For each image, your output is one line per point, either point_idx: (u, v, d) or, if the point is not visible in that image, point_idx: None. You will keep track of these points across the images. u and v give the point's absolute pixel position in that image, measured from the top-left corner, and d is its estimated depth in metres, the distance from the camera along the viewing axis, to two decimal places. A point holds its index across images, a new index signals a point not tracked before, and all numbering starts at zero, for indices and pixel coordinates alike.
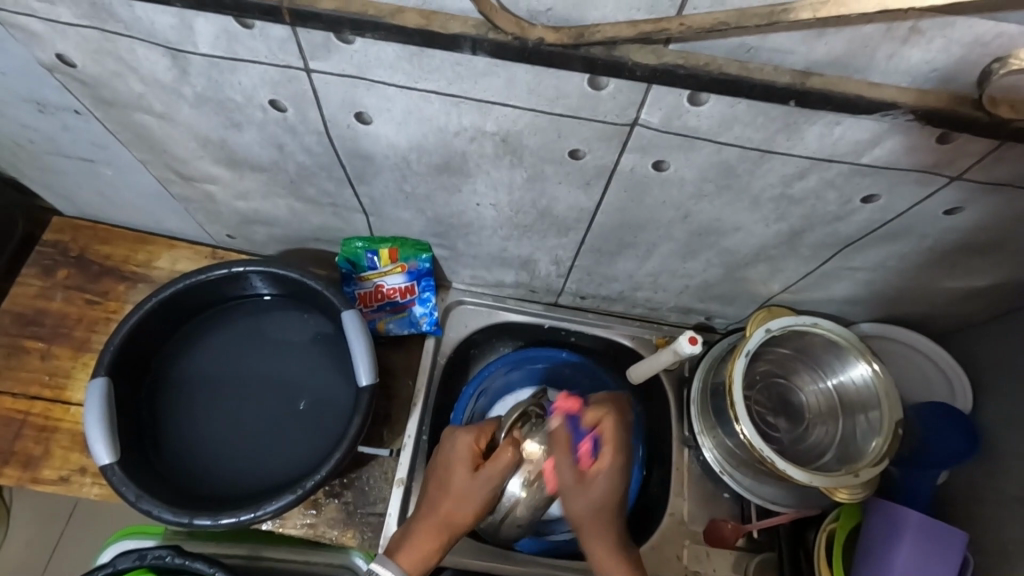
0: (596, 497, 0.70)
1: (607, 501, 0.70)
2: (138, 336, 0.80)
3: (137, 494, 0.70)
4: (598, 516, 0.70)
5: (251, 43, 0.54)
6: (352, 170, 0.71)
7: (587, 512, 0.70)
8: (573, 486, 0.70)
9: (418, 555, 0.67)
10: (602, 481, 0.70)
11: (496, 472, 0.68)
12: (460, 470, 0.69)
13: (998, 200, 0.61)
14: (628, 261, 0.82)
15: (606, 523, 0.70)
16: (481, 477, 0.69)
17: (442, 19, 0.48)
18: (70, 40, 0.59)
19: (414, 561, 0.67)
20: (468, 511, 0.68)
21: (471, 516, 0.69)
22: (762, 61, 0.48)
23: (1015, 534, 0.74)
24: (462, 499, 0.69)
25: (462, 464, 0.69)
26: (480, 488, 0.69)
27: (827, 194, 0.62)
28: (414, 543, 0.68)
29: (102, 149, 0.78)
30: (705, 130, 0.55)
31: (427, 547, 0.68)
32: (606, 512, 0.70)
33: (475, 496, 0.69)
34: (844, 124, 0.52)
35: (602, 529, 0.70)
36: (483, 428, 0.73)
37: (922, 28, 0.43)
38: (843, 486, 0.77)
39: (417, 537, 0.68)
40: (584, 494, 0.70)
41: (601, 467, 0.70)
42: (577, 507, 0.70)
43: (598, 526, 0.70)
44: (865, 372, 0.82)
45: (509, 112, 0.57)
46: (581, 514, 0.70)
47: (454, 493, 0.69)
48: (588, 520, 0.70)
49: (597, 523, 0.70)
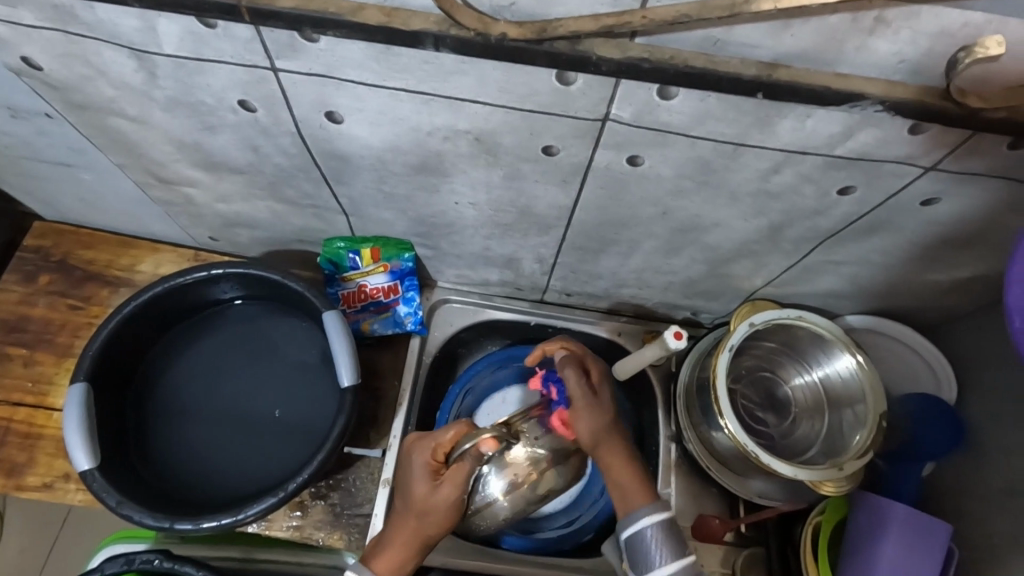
0: (602, 416, 0.73)
1: (609, 422, 0.73)
2: (117, 341, 0.79)
3: (117, 499, 0.70)
4: (605, 434, 0.73)
5: (216, 43, 0.53)
6: (329, 171, 0.70)
7: (597, 428, 0.72)
8: (587, 401, 0.72)
9: (393, 562, 0.69)
10: (604, 402, 0.74)
11: (454, 485, 0.68)
12: (420, 485, 0.69)
13: (976, 191, 0.60)
14: (611, 258, 0.82)
15: (610, 440, 0.73)
16: (439, 488, 0.69)
17: (404, 16, 0.48)
18: (35, 43, 0.58)
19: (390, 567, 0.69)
20: (439, 518, 0.69)
21: (439, 523, 0.69)
22: (729, 54, 0.47)
23: (1000, 526, 0.74)
24: (425, 511, 0.69)
25: (422, 478, 0.69)
26: (445, 494, 0.68)
27: (805, 188, 0.62)
28: (388, 552, 0.69)
29: (77, 153, 0.77)
30: (678, 125, 0.55)
31: (401, 556, 0.69)
32: (613, 432, 0.73)
33: (438, 508, 0.68)
34: (817, 116, 0.52)
35: (611, 445, 0.73)
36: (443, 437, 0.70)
37: (888, 18, 0.43)
38: (828, 480, 0.77)
39: (389, 548, 0.69)
40: (591, 416, 0.72)
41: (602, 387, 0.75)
42: (590, 428, 0.72)
43: (609, 444, 0.73)
44: (850, 365, 0.82)
45: (481, 110, 0.56)
46: (593, 431, 0.72)
47: (417, 508, 0.69)
48: (599, 438, 0.72)
49: (606, 439, 0.73)
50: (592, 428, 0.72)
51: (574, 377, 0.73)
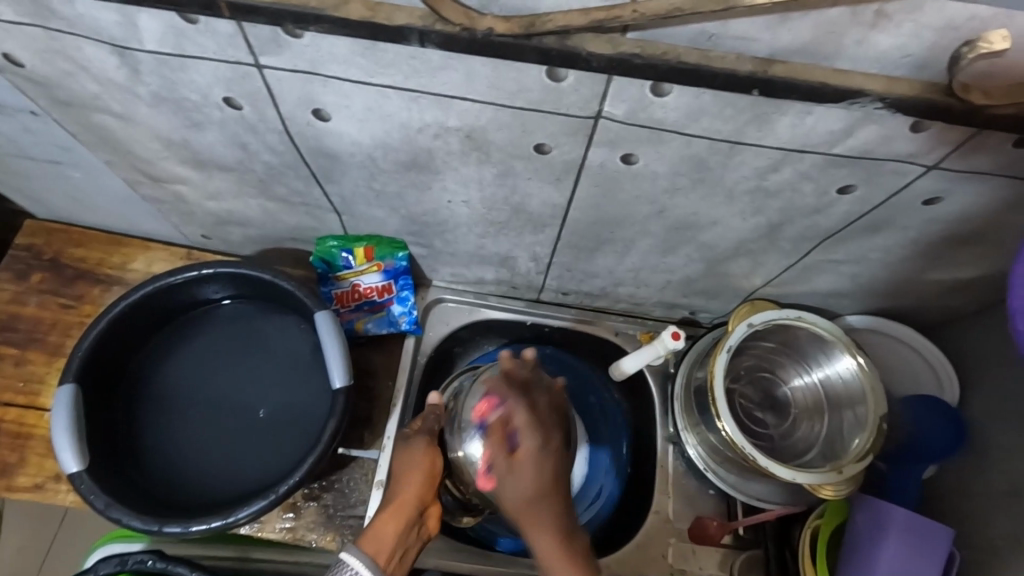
0: (525, 484, 0.59)
1: (542, 487, 0.59)
2: (108, 342, 0.78)
3: (106, 502, 0.69)
4: (536, 500, 0.59)
5: (198, 39, 0.52)
6: (318, 168, 0.69)
7: (522, 500, 0.59)
8: (505, 470, 0.59)
9: (379, 538, 0.65)
10: (541, 457, 0.59)
11: (430, 430, 0.73)
12: (399, 450, 0.72)
13: (979, 190, 0.59)
14: (607, 257, 0.81)
15: (536, 516, 0.60)
16: (414, 438, 0.72)
17: (388, 11, 0.46)
18: (16, 40, 0.57)
19: (377, 544, 0.64)
20: (421, 470, 0.70)
21: (418, 481, 0.69)
22: (725, 49, 0.46)
23: (1002, 529, 0.72)
24: (407, 470, 0.70)
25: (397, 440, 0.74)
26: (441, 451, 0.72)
27: (803, 186, 0.60)
28: (374, 528, 0.66)
29: (65, 150, 0.76)
30: (673, 122, 0.53)
31: (385, 525, 0.66)
32: (545, 501, 0.59)
33: (417, 456, 0.71)
34: (815, 113, 0.50)
35: (539, 519, 0.60)
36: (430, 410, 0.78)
37: (889, 12, 0.41)
38: (828, 483, 0.76)
39: (377, 522, 0.66)
40: (515, 484, 0.59)
41: (529, 446, 0.59)
42: (513, 495, 0.59)
43: (534, 519, 0.60)
44: (851, 367, 0.81)
45: (470, 107, 0.55)
46: (515, 506, 0.60)
47: (401, 472, 0.70)
48: (526, 506, 0.59)
49: (531, 512, 0.60)
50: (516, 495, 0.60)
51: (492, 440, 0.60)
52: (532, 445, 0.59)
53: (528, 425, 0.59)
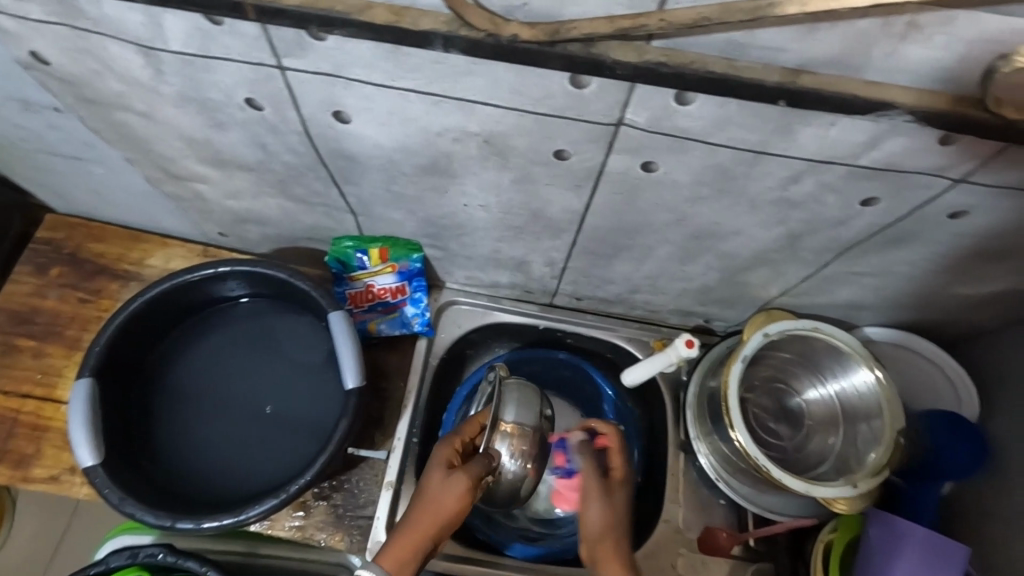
0: (605, 526, 0.72)
1: (607, 522, 0.72)
2: (124, 337, 0.79)
3: (119, 497, 0.70)
4: (607, 537, 0.72)
5: (223, 40, 0.53)
6: (338, 170, 0.69)
7: (601, 537, 0.72)
8: (603, 497, 0.74)
9: (396, 555, 0.64)
10: (615, 489, 0.75)
11: (472, 473, 0.69)
12: (433, 475, 0.68)
13: (1007, 204, 0.58)
14: (622, 263, 0.80)
15: (609, 551, 0.71)
16: (458, 474, 0.68)
17: (412, 15, 0.46)
18: (44, 38, 0.58)
19: (396, 563, 0.64)
20: (439, 498, 0.67)
21: (449, 513, 0.66)
22: (750, 59, 0.45)
23: (1022, 551, 0.71)
24: (437, 498, 0.67)
25: (437, 465, 0.69)
26: (456, 480, 0.68)
27: (827, 198, 0.59)
28: (392, 545, 0.65)
29: (88, 147, 0.77)
30: (696, 131, 0.53)
31: (407, 548, 0.65)
32: (613, 534, 0.73)
33: (454, 491, 0.67)
34: (841, 124, 0.49)
35: (610, 554, 0.71)
36: (456, 433, 0.74)
37: (921, 23, 0.40)
38: (841, 497, 0.75)
39: (398, 540, 0.65)
40: (599, 512, 0.73)
41: (620, 490, 0.75)
42: (597, 519, 0.73)
43: (609, 548, 0.72)
44: (869, 379, 0.80)
45: (491, 112, 0.55)
46: (594, 533, 0.73)
47: (430, 495, 0.67)
48: (598, 538, 0.72)
49: (607, 548, 0.71)
50: (601, 519, 0.73)
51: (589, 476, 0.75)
52: (618, 494, 0.75)
53: (617, 458, 0.76)
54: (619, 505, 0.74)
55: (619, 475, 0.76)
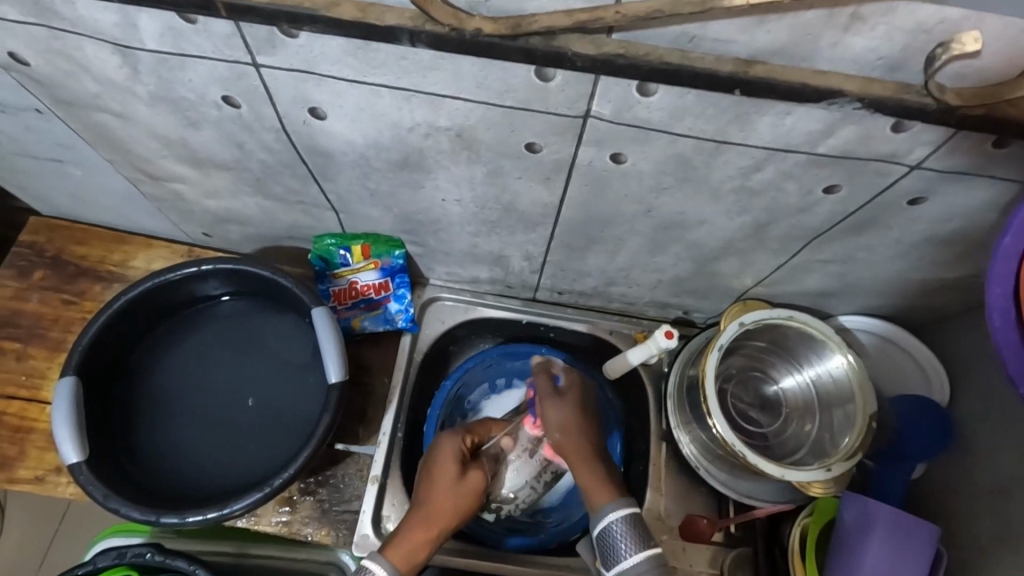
0: (567, 423, 0.76)
1: (574, 420, 0.76)
2: (107, 336, 0.80)
3: (104, 493, 0.70)
4: (573, 436, 0.75)
5: (196, 39, 0.54)
6: (315, 167, 0.70)
7: (566, 435, 0.75)
8: (552, 402, 0.77)
9: (408, 550, 0.67)
10: (574, 391, 0.79)
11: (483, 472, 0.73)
12: (449, 470, 0.71)
13: (960, 190, 0.60)
14: (598, 256, 0.82)
15: (585, 450, 0.74)
16: (473, 472, 0.72)
17: (378, 11, 0.48)
18: (19, 39, 0.59)
19: (406, 558, 0.67)
20: (455, 494, 0.71)
21: (460, 510, 0.71)
22: (705, 50, 0.47)
23: (989, 528, 0.73)
24: (451, 494, 0.70)
25: (452, 461, 0.72)
26: (472, 480, 0.72)
27: (789, 186, 0.61)
28: (403, 539, 0.68)
29: (67, 148, 0.78)
30: (657, 122, 0.55)
31: (420, 543, 0.68)
32: (579, 432, 0.76)
33: (468, 490, 0.71)
34: (796, 113, 0.51)
35: (579, 448, 0.74)
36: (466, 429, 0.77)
37: (863, 14, 0.42)
38: (816, 481, 0.77)
39: (410, 535, 0.68)
40: (563, 408, 0.77)
41: (568, 390, 0.79)
42: (558, 416, 0.76)
43: (576, 448, 0.74)
44: (841, 365, 0.82)
45: (460, 106, 0.56)
46: (558, 429, 0.76)
47: (444, 490, 0.70)
48: (564, 439, 0.75)
49: (572, 439, 0.75)
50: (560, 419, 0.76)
51: (541, 393, 0.78)
52: (563, 395, 0.78)
53: (558, 391, 0.78)
54: (578, 400, 0.78)
55: (563, 391, 0.78)
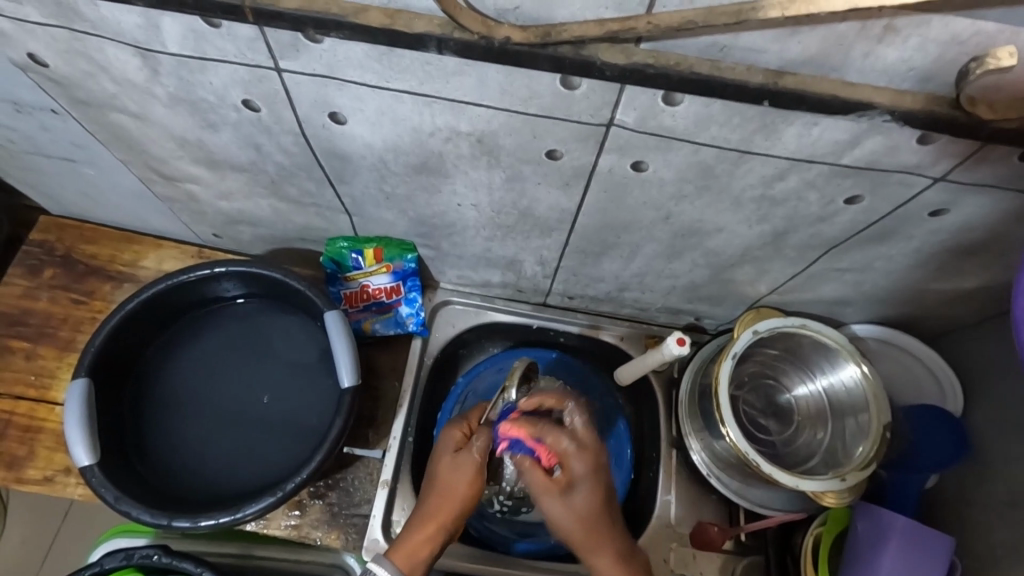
0: (583, 516, 0.68)
1: (595, 514, 0.69)
2: (119, 337, 0.79)
3: (116, 495, 0.70)
4: (588, 527, 0.68)
5: (218, 42, 0.54)
6: (331, 170, 0.70)
7: (582, 531, 0.69)
8: (557, 504, 0.68)
9: (412, 551, 0.68)
10: (583, 487, 0.68)
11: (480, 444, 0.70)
12: (444, 458, 0.71)
13: (983, 201, 0.59)
14: (613, 262, 0.81)
15: (600, 540, 0.69)
16: (466, 455, 0.70)
17: (406, 17, 0.48)
18: (40, 40, 0.58)
19: (409, 559, 0.68)
20: (456, 480, 0.70)
21: (464, 495, 0.70)
22: (735, 60, 0.47)
23: (1004, 539, 0.73)
24: (452, 483, 0.70)
25: (448, 448, 0.72)
26: (469, 462, 0.70)
27: (810, 196, 0.61)
28: (407, 540, 0.68)
29: (82, 148, 0.77)
30: (681, 131, 0.54)
31: (418, 541, 0.68)
32: (598, 525, 0.69)
33: (463, 475, 0.70)
34: (823, 124, 0.51)
35: (595, 542, 0.69)
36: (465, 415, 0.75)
37: (897, 26, 0.42)
38: (830, 491, 0.76)
39: (409, 534, 0.69)
40: (585, 498, 0.68)
41: (576, 472, 0.68)
42: (567, 521, 0.68)
43: (595, 544, 0.69)
44: (855, 374, 0.81)
45: (483, 112, 0.56)
46: (576, 523, 0.68)
47: (441, 481, 0.70)
48: (578, 534, 0.69)
49: (588, 536, 0.68)
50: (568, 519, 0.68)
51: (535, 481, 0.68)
52: (581, 469, 0.68)
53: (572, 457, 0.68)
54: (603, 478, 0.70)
55: (572, 478, 0.68)
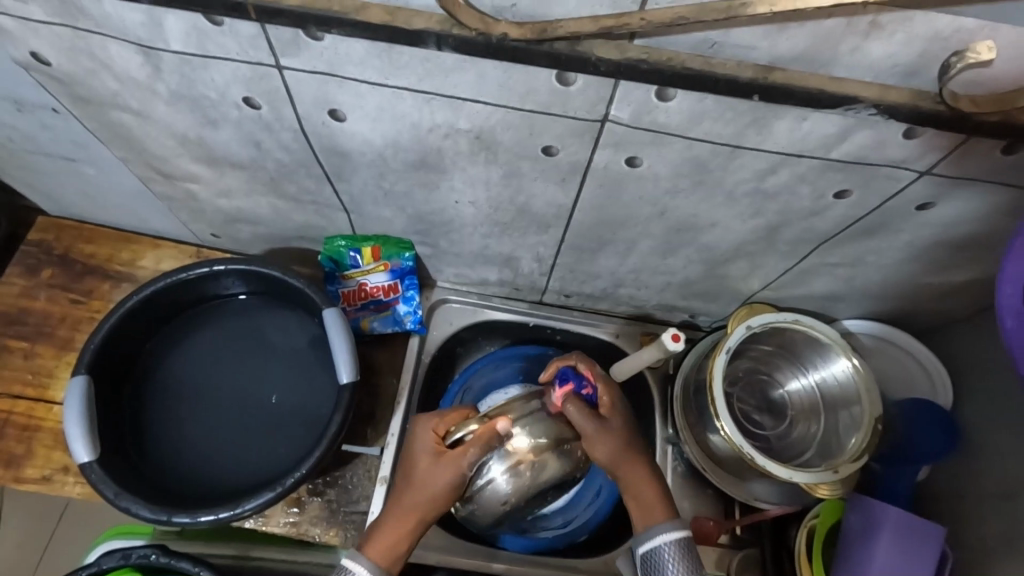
0: (620, 435, 0.71)
1: (623, 438, 0.71)
2: (118, 335, 0.80)
3: (115, 491, 0.70)
4: (623, 452, 0.71)
5: (221, 40, 0.55)
6: (331, 168, 0.71)
7: (620, 452, 0.71)
8: (598, 429, 0.70)
9: (390, 545, 0.67)
10: (616, 416, 0.72)
11: (461, 458, 0.67)
12: (422, 462, 0.68)
13: (969, 195, 0.61)
14: (609, 258, 0.82)
15: (631, 459, 0.72)
16: (442, 465, 0.67)
17: (406, 14, 0.49)
18: (43, 38, 0.59)
19: (387, 552, 0.67)
20: (429, 484, 0.67)
21: (436, 500, 0.68)
22: (725, 56, 0.49)
23: (994, 529, 0.74)
24: (426, 485, 0.68)
25: (423, 453, 0.69)
26: (445, 475, 0.67)
27: (801, 190, 0.63)
28: (384, 535, 0.68)
29: (82, 148, 0.78)
30: (675, 126, 0.56)
31: (397, 535, 0.68)
32: (627, 446, 0.72)
33: (439, 483, 0.67)
34: (812, 119, 0.53)
35: (633, 465, 0.71)
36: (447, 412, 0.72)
37: (882, 22, 0.44)
38: (823, 483, 0.77)
39: (386, 529, 0.68)
40: (615, 420, 0.72)
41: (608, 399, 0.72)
42: (607, 450, 0.70)
43: (629, 463, 0.71)
44: (847, 368, 0.83)
45: (481, 108, 0.57)
46: (618, 452, 0.71)
47: (416, 481, 0.68)
48: (619, 460, 0.71)
49: (625, 459, 0.71)
50: (611, 449, 0.71)
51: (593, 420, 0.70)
52: (608, 398, 0.72)
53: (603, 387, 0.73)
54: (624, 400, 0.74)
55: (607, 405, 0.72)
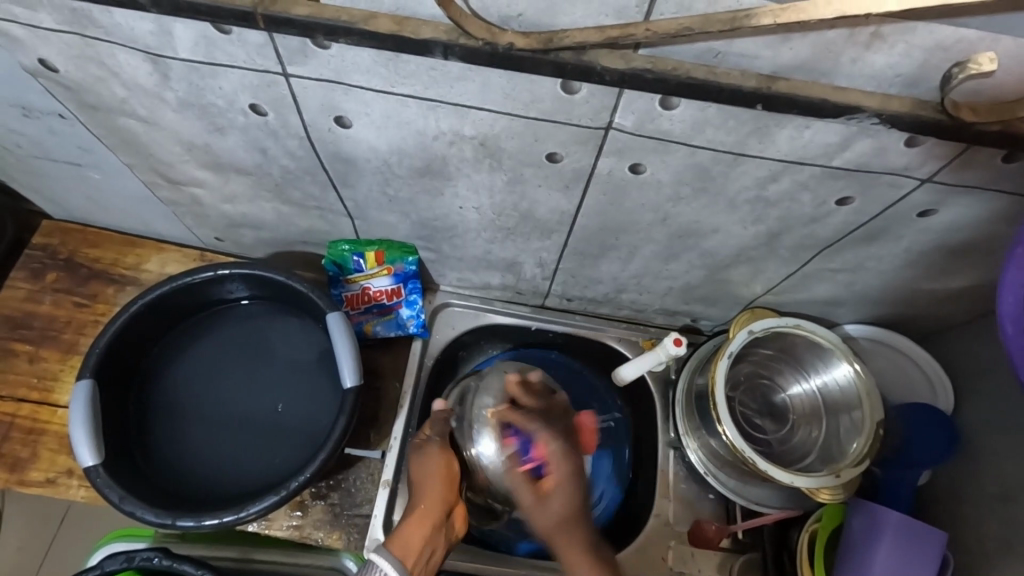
0: (567, 510, 0.66)
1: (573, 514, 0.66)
2: (123, 339, 0.80)
3: (120, 495, 0.70)
4: (566, 526, 0.66)
5: (229, 48, 0.55)
6: (336, 174, 0.72)
7: (560, 523, 0.66)
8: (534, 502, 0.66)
9: (413, 544, 0.67)
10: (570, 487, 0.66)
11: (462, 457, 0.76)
12: (437, 458, 0.74)
13: (970, 202, 0.61)
14: (611, 263, 0.83)
15: (580, 525, 0.66)
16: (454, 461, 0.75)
17: (413, 24, 0.49)
18: (52, 45, 0.60)
19: (410, 549, 0.66)
20: (448, 476, 0.73)
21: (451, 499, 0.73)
22: (728, 65, 0.49)
23: (994, 533, 0.74)
24: (442, 483, 0.72)
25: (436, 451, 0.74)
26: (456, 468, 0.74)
27: (803, 197, 0.63)
28: (408, 533, 0.67)
29: (88, 153, 0.79)
30: (678, 134, 0.56)
31: (421, 531, 0.68)
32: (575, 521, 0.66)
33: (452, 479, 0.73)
34: (814, 127, 0.53)
35: (573, 543, 0.65)
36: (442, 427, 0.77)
37: (884, 33, 0.44)
38: (825, 487, 0.78)
39: (411, 527, 0.68)
40: (568, 496, 0.66)
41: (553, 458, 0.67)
42: (546, 517, 0.66)
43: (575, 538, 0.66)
44: (848, 373, 0.83)
45: (486, 116, 0.57)
46: (553, 524, 0.66)
47: (435, 477, 0.73)
48: (557, 530, 0.66)
49: (568, 535, 0.66)
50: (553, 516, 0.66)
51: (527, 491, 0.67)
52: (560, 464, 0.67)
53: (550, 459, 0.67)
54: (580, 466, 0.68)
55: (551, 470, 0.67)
